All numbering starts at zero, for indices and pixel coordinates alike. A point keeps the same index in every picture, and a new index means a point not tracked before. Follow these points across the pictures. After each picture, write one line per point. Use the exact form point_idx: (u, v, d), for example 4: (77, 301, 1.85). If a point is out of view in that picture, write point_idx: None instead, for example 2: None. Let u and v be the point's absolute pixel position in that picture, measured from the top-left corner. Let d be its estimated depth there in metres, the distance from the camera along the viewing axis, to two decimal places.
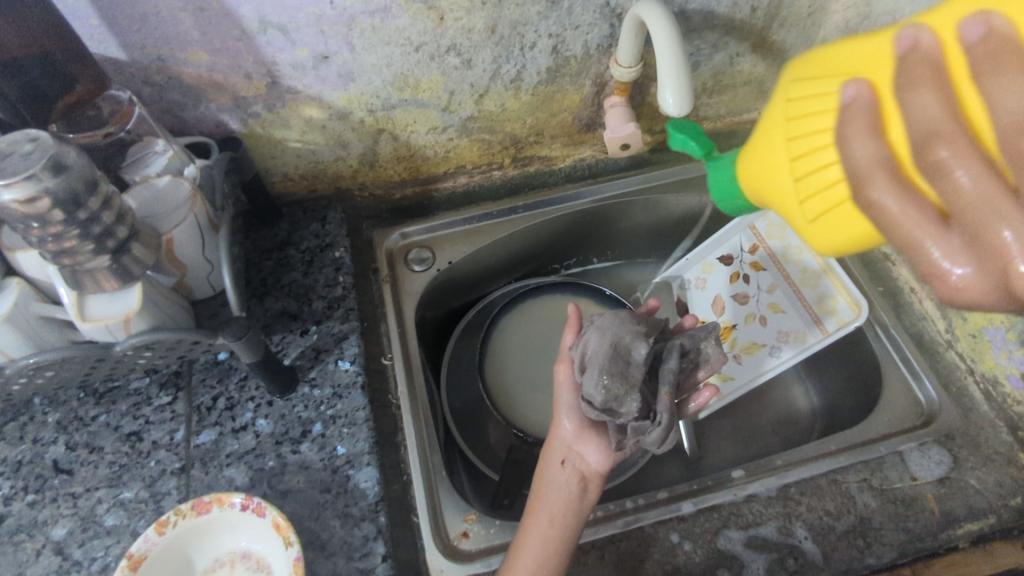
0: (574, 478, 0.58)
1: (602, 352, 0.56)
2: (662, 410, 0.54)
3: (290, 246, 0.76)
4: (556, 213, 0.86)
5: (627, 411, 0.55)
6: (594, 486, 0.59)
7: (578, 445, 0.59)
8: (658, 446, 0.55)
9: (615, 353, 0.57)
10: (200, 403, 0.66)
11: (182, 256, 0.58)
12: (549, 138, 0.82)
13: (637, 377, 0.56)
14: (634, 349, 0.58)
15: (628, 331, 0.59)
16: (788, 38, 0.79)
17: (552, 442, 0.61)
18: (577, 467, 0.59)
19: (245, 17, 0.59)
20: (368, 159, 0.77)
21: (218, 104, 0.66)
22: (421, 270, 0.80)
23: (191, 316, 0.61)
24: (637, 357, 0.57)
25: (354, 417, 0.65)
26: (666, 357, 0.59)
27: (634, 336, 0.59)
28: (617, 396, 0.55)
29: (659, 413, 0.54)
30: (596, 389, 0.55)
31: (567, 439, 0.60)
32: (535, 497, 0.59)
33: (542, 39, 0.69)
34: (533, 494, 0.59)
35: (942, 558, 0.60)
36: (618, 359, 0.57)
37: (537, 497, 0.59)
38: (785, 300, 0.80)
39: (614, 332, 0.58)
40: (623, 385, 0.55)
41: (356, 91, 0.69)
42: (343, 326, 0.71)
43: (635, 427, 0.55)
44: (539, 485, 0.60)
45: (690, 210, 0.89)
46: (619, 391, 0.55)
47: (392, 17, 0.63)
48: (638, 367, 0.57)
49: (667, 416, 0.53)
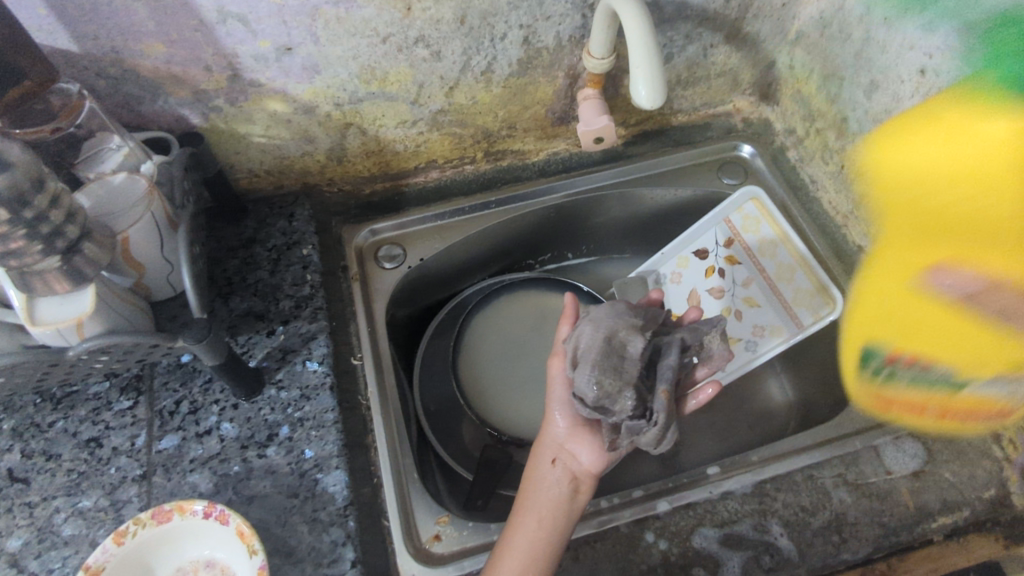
0: (565, 477, 0.57)
1: (595, 346, 0.54)
2: (660, 408, 0.52)
3: (256, 244, 0.74)
4: (529, 208, 0.84)
5: (621, 409, 0.53)
6: (586, 485, 0.58)
7: (572, 443, 0.59)
8: (653, 446, 0.54)
9: (610, 347, 0.55)
10: (163, 407, 0.64)
11: (139, 256, 0.55)
12: (522, 131, 0.81)
13: (633, 374, 0.54)
14: (631, 344, 0.56)
15: (625, 324, 0.56)
16: (762, 30, 0.78)
17: (546, 438, 0.60)
18: (568, 466, 0.58)
19: (202, 7, 0.56)
20: (337, 153, 0.76)
21: (177, 98, 0.63)
22: (392, 268, 0.79)
23: (150, 318, 0.58)
24: (631, 353, 0.55)
25: (323, 419, 0.64)
26: (664, 352, 0.56)
27: (631, 328, 0.56)
28: (611, 394, 0.53)
29: (656, 412, 0.53)
30: (590, 385, 0.53)
31: (563, 436, 0.59)
32: (525, 495, 0.58)
33: (513, 30, 0.68)
34: (521, 492, 0.58)
35: (919, 553, 0.60)
36: (613, 354, 0.54)
37: (525, 495, 0.58)
38: (760, 294, 0.80)
39: (609, 325, 0.56)
40: (616, 381, 0.53)
41: (322, 84, 0.67)
42: (311, 326, 0.69)
43: (630, 426, 0.53)
44: (529, 482, 0.58)
45: (667, 204, 0.88)
46: (613, 388, 0.53)
47: (358, 8, 0.61)
48: (633, 362, 0.55)
49: (665, 415, 0.52)
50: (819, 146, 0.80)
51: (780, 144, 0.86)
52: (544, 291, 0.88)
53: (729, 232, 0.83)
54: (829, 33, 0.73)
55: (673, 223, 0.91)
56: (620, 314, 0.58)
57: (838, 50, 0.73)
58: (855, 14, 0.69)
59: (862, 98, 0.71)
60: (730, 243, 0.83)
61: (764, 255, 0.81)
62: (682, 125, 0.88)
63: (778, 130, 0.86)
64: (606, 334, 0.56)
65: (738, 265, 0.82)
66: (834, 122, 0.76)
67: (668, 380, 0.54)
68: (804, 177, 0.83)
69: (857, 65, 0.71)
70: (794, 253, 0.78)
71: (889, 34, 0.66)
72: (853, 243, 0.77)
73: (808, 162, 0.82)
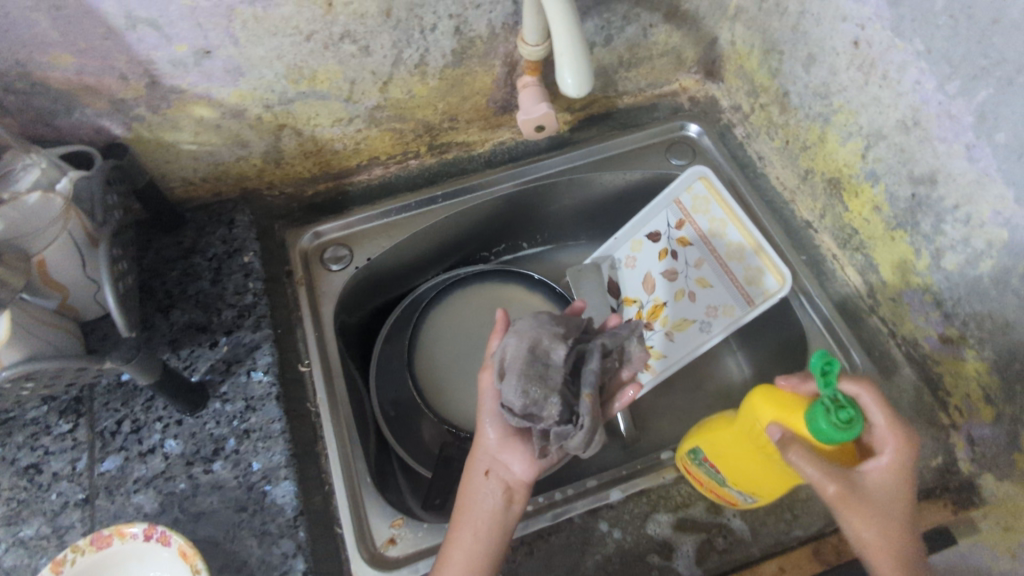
0: (499, 488, 0.57)
1: (519, 356, 0.55)
2: (584, 412, 0.52)
3: (195, 254, 0.72)
4: (477, 201, 0.83)
5: (548, 415, 0.54)
6: (520, 493, 0.58)
7: (504, 455, 0.58)
8: (585, 449, 0.54)
9: (534, 356, 0.55)
10: (104, 429, 0.62)
11: (60, 277, 0.54)
12: (464, 122, 0.79)
13: (557, 380, 0.55)
14: (553, 352, 0.56)
15: (547, 332, 0.57)
16: (702, 6, 0.76)
17: (478, 452, 0.60)
18: (501, 476, 0.58)
19: (108, 13, 0.54)
20: (273, 156, 0.74)
21: (94, 109, 0.61)
22: (339, 269, 0.77)
23: (80, 341, 0.57)
24: (556, 359, 0.55)
25: (270, 430, 0.63)
26: (588, 356, 0.57)
27: (554, 337, 0.57)
28: (537, 401, 0.53)
29: (582, 415, 0.53)
30: (517, 396, 0.53)
31: (493, 450, 0.58)
32: (461, 509, 0.58)
33: (442, 20, 0.66)
34: (458, 507, 0.59)
35: None
36: (537, 362, 0.55)
37: (463, 508, 0.58)
38: (712, 275, 0.80)
39: (533, 335, 0.57)
40: (541, 389, 0.54)
41: (248, 87, 0.65)
42: (255, 335, 0.68)
43: (557, 432, 0.53)
44: (466, 496, 0.58)
45: (618, 188, 0.87)
46: (539, 395, 0.54)
47: (275, 6, 0.58)
48: (558, 370, 0.55)
49: (589, 418, 0.52)
50: (764, 122, 0.79)
51: (727, 122, 0.85)
52: (498, 283, 0.88)
53: (679, 213, 0.82)
54: (766, 7, 0.72)
55: (626, 207, 0.90)
56: (542, 324, 0.58)
57: (776, 24, 0.71)
58: None
59: (802, 71, 0.70)
60: (681, 224, 0.82)
61: (714, 235, 0.80)
62: (628, 107, 0.87)
63: (724, 107, 0.85)
64: (531, 343, 0.56)
65: (689, 245, 0.82)
66: (777, 97, 0.75)
67: (591, 384, 0.54)
68: (750, 154, 0.82)
69: (795, 38, 0.70)
70: (742, 231, 0.77)
71: (824, 6, 0.65)
72: (801, 219, 0.77)
73: (754, 138, 0.81)
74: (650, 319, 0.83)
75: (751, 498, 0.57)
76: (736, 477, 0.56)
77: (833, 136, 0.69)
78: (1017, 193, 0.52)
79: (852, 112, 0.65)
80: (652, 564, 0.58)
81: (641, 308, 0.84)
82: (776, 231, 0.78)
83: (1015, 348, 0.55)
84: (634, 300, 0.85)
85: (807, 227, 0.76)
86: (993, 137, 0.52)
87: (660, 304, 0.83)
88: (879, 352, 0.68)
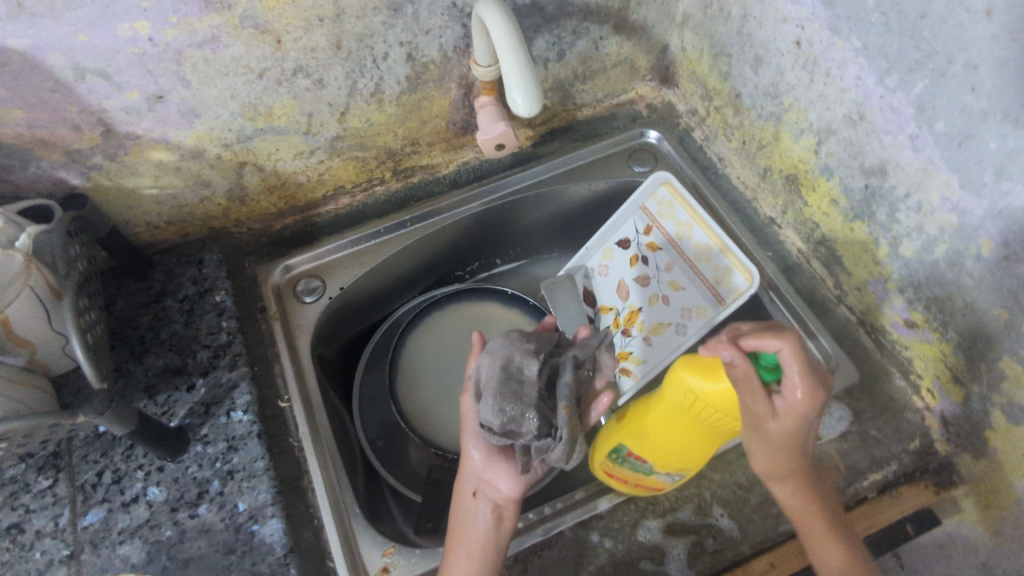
0: (489, 506, 0.58)
1: (493, 376, 0.55)
2: (562, 424, 0.53)
3: (166, 297, 0.72)
4: (446, 222, 0.83)
5: (527, 431, 0.54)
6: (509, 510, 0.58)
7: (490, 474, 0.58)
8: (567, 461, 0.55)
9: (507, 374, 0.55)
10: (84, 482, 0.61)
11: (28, 335, 0.53)
12: (426, 146, 0.80)
13: (533, 395, 0.55)
14: (526, 367, 0.56)
15: (519, 348, 0.57)
16: (649, 16, 0.78)
17: (465, 472, 0.60)
18: (490, 494, 0.58)
19: (55, 66, 0.54)
20: (237, 194, 0.74)
21: (50, 161, 0.60)
22: (312, 301, 0.78)
23: (52, 397, 0.56)
24: (530, 374, 0.56)
25: (253, 468, 0.62)
26: (561, 369, 0.57)
27: (526, 353, 0.57)
28: (514, 418, 0.54)
29: (560, 428, 0.54)
30: (495, 415, 0.54)
31: (478, 469, 0.59)
32: (453, 530, 0.59)
33: (393, 48, 0.67)
34: (450, 530, 0.59)
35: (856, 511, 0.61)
36: (511, 380, 0.55)
37: (455, 530, 0.58)
38: (683, 277, 0.81)
39: (505, 353, 0.57)
40: (518, 406, 0.54)
41: (205, 128, 0.65)
42: (232, 374, 0.67)
43: (538, 447, 0.54)
44: (457, 518, 0.59)
45: (584, 199, 0.89)
46: (515, 412, 0.54)
47: (224, 47, 0.59)
48: (532, 386, 0.55)
49: (567, 430, 0.53)
50: (720, 124, 0.81)
51: (685, 126, 0.86)
52: (474, 301, 0.88)
53: (646, 219, 0.84)
54: (711, 13, 0.74)
55: (594, 216, 0.91)
56: (514, 341, 0.58)
57: (722, 29, 0.73)
58: None
59: (750, 73, 0.72)
60: (649, 230, 0.84)
61: (682, 238, 0.81)
62: (587, 118, 0.88)
63: (681, 112, 0.87)
64: (503, 361, 0.56)
65: (659, 250, 0.83)
66: (730, 99, 0.77)
67: (566, 396, 0.55)
68: (710, 156, 0.84)
69: (741, 41, 0.71)
70: (708, 232, 0.78)
71: (764, 9, 0.66)
72: (764, 215, 0.78)
73: (712, 140, 0.83)
74: (627, 325, 0.84)
75: (678, 477, 0.59)
76: (665, 461, 0.57)
77: (786, 133, 0.70)
78: (961, 178, 0.53)
79: (801, 110, 0.67)
80: (645, 571, 0.58)
81: (617, 315, 0.85)
82: (741, 230, 0.79)
83: (975, 327, 0.57)
84: (610, 307, 0.87)
85: (771, 223, 0.77)
86: (934, 126, 0.54)
87: (635, 311, 0.84)
88: (850, 341, 0.69)
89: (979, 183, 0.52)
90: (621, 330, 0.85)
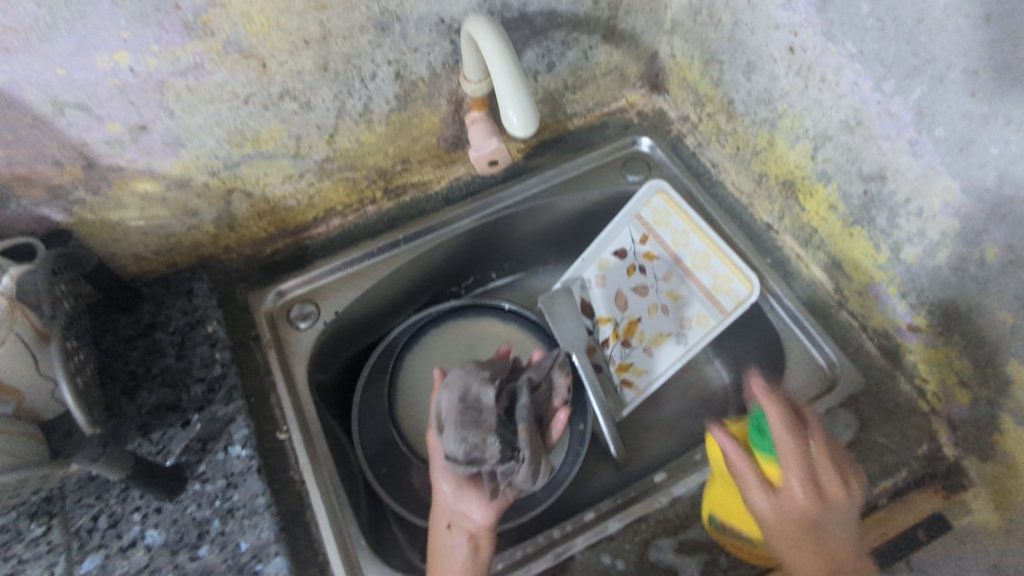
0: (465, 535, 0.58)
1: (453, 407, 0.58)
2: (523, 446, 0.56)
3: (157, 329, 0.70)
4: (440, 239, 0.82)
5: (491, 455, 0.57)
6: (483, 539, 0.58)
7: (462, 504, 0.59)
8: (533, 481, 0.58)
9: (466, 404, 0.59)
10: (79, 527, 0.59)
11: (16, 381, 0.51)
12: (417, 163, 0.79)
13: (492, 421, 0.58)
14: (483, 395, 0.59)
15: (476, 378, 0.60)
16: (637, 24, 0.77)
17: (439, 505, 0.60)
18: (465, 523, 0.58)
19: (32, 101, 0.52)
20: (225, 221, 0.72)
21: (31, 198, 0.58)
22: (307, 327, 0.76)
23: (43, 444, 0.54)
24: (486, 402, 0.59)
25: (254, 505, 0.61)
26: (518, 394, 0.61)
27: (482, 380, 0.60)
28: (477, 445, 0.57)
29: (521, 449, 0.57)
30: (458, 444, 0.57)
31: (450, 499, 0.59)
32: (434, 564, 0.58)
33: (381, 67, 0.65)
34: (429, 568, 0.58)
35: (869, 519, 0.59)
36: (469, 408, 0.59)
37: (438, 561, 0.58)
38: (682, 285, 0.81)
39: (461, 384, 0.60)
40: (479, 432, 0.57)
41: (190, 156, 0.63)
42: (228, 408, 0.66)
43: (504, 470, 0.56)
44: (436, 550, 0.59)
45: (578, 211, 0.88)
46: (477, 439, 0.57)
47: (208, 74, 0.57)
48: (490, 411, 0.58)
49: (528, 450, 0.56)
50: (713, 130, 0.80)
51: (677, 132, 0.86)
52: (471, 318, 0.87)
53: (642, 228, 0.83)
54: (701, 19, 0.73)
55: (589, 227, 0.90)
56: (471, 370, 0.61)
57: (713, 35, 0.72)
58: None
59: (742, 79, 0.71)
60: (645, 239, 0.83)
61: (679, 246, 0.80)
62: (578, 128, 0.87)
63: (673, 119, 0.86)
64: (461, 392, 0.60)
65: (657, 259, 0.82)
66: (722, 105, 0.76)
67: (525, 418, 0.58)
68: (704, 162, 0.83)
69: (732, 48, 0.71)
70: (706, 240, 0.78)
71: (756, 15, 0.66)
72: (761, 221, 0.77)
73: (705, 146, 0.82)
74: (626, 336, 0.84)
75: None
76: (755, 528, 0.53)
77: (781, 139, 0.70)
78: (964, 183, 0.53)
79: (796, 116, 0.66)
80: None
81: (616, 326, 0.85)
82: (737, 235, 0.78)
83: (982, 332, 0.57)
84: (609, 318, 0.85)
85: (768, 229, 0.77)
86: (933, 132, 0.53)
87: (635, 321, 0.83)
88: (853, 347, 0.70)
89: (981, 188, 0.51)
90: (620, 341, 0.84)
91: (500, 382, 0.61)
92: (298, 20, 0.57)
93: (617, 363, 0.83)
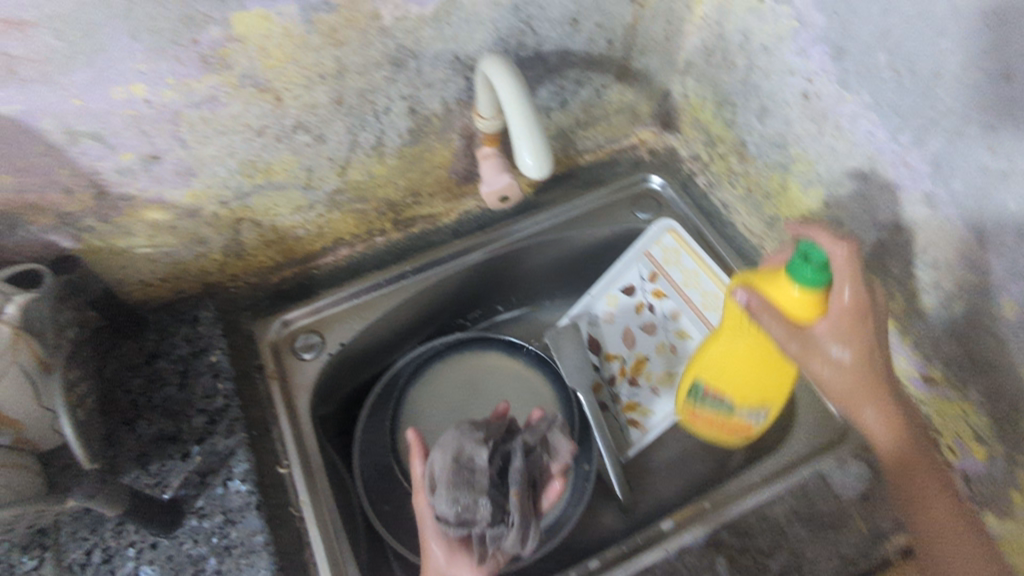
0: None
1: (445, 467, 0.56)
2: (513, 510, 0.55)
3: (160, 357, 0.69)
4: (448, 272, 0.82)
5: (480, 518, 0.54)
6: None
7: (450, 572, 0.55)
8: (522, 546, 0.56)
9: (459, 464, 0.56)
10: (72, 561, 0.58)
11: (14, 413, 0.50)
12: (427, 196, 0.79)
13: (484, 482, 0.56)
14: (477, 455, 0.57)
15: (470, 438, 0.57)
16: (650, 64, 0.78)
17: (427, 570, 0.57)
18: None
19: (46, 130, 0.52)
20: (233, 249, 0.72)
21: (39, 225, 0.58)
22: (311, 358, 0.75)
23: (39, 476, 0.53)
24: (479, 463, 0.56)
25: (252, 543, 0.59)
26: (512, 455, 0.59)
27: (477, 441, 0.57)
28: (468, 507, 0.54)
29: (511, 514, 0.55)
30: (449, 505, 0.54)
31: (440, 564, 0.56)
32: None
33: (395, 102, 0.65)
34: None
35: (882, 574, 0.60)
36: (463, 469, 0.56)
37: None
38: (691, 325, 0.80)
39: (455, 444, 0.57)
40: (470, 493, 0.55)
41: (201, 186, 0.63)
42: (229, 441, 0.64)
43: (492, 534, 0.55)
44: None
45: (587, 247, 0.87)
46: (469, 500, 0.55)
47: (223, 106, 0.57)
48: (484, 473, 0.56)
49: (518, 515, 0.54)
50: (725, 171, 0.80)
51: (688, 172, 0.86)
52: (476, 351, 0.86)
53: (651, 265, 0.83)
54: (714, 61, 0.73)
55: (598, 262, 0.90)
56: (466, 430, 0.58)
57: (726, 78, 0.73)
58: (735, 43, 0.69)
59: (756, 123, 0.71)
60: (654, 277, 0.83)
61: (688, 286, 0.80)
62: (590, 164, 0.87)
63: (683, 157, 0.86)
64: (455, 452, 0.57)
65: (666, 298, 0.82)
66: (734, 147, 0.76)
67: (518, 481, 0.56)
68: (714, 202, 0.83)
69: (745, 92, 0.71)
70: (716, 281, 0.78)
71: (770, 61, 0.66)
72: None
73: (717, 187, 0.82)
74: (634, 374, 0.83)
75: (761, 417, 0.69)
76: (743, 394, 0.69)
77: (795, 184, 0.70)
78: (982, 237, 0.52)
79: (810, 162, 0.66)
80: None
81: (624, 364, 0.84)
82: (746, 276, 0.78)
83: (1000, 387, 0.55)
84: (616, 355, 0.84)
85: None
86: (949, 184, 0.53)
87: (642, 359, 0.83)
88: None
89: (1000, 242, 0.51)
90: (628, 379, 0.83)
91: (493, 443, 0.59)
92: (315, 55, 0.57)
93: (624, 402, 0.83)
